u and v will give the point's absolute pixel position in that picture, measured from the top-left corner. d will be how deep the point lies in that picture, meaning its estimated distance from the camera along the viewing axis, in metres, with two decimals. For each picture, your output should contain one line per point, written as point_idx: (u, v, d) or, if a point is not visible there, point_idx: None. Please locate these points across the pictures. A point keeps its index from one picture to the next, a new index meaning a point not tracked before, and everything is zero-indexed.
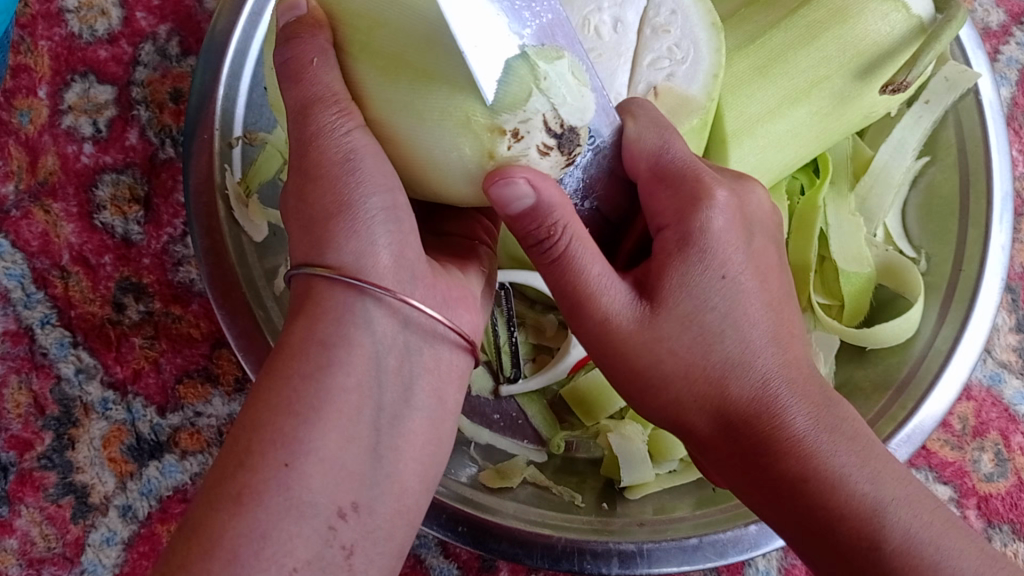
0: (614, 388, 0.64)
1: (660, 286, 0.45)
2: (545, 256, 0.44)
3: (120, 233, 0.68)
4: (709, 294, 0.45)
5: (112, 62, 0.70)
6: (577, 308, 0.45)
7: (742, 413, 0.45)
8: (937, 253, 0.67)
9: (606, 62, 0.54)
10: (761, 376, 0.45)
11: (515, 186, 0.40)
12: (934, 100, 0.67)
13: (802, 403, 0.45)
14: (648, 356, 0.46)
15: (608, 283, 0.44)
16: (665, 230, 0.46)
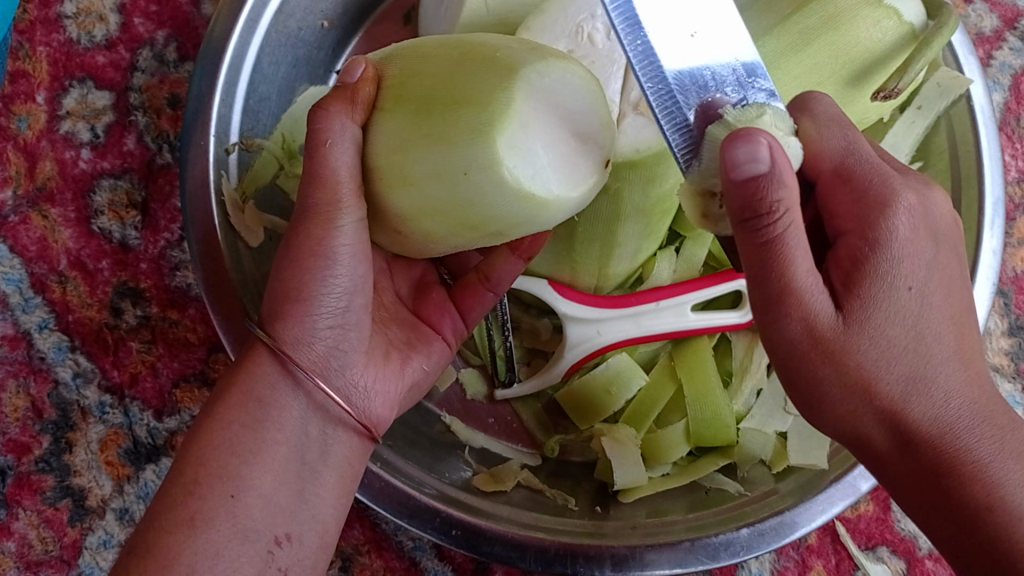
0: (608, 391, 0.65)
1: (850, 286, 0.42)
2: (747, 234, 0.39)
3: (118, 238, 0.68)
4: (900, 312, 0.42)
5: (110, 67, 0.70)
6: (771, 309, 0.41)
7: (927, 439, 0.44)
8: None
9: (599, 69, 0.54)
10: (947, 401, 0.43)
11: (754, 146, 0.37)
12: (926, 107, 0.67)
13: (981, 426, 0.44)
14: (832, 372, 0.43)
15: (818, 287, 0.40)
16: (847, 235, 0.43)
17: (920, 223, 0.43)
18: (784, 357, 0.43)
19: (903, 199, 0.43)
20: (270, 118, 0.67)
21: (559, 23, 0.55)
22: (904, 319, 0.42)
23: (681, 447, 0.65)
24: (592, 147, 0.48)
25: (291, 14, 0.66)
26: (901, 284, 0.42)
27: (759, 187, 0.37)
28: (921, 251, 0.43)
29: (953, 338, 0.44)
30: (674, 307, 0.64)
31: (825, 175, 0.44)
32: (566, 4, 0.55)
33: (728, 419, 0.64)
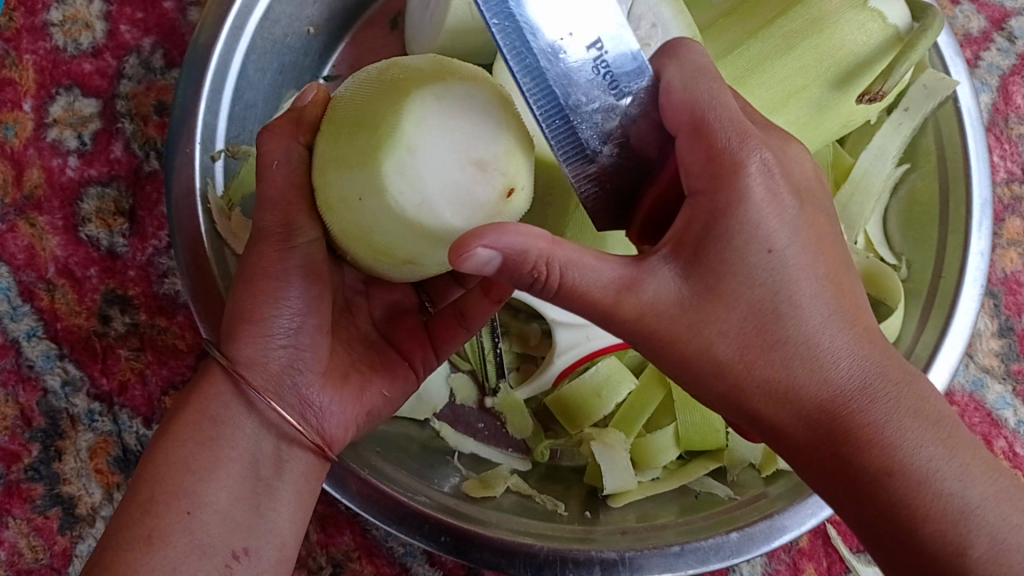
0: (598, 395, 0.65)
1: (702, 257, 0.40)
2: (557, 297, 0.40)
3: (106, 245, 0.68)
4: (755, 278, 0.41)
5: (97, 75, 0.70)
6: (609, 317, 0.41)
7: (816, 407, 0.42)
8: (918, 260, 0.68)
9: None
10: (832, 362, 0.42)
11: (472, 256, 0.38)
12: (913, 108, 0.67)
13: (872, 386, 0.42)
14: (698, 343, 0.41)
15: (630, 283, 0.40)
16: (699, 195, 0.41)
17: (777, 177, 0.41)
18: (648, 335, 0.41)
19: (756, 154, 0.41)
20: (257, 125, 0.67)
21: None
22: (761, 280, 0.41)
23: (670, 451, 0.65)
24: (495, 176, 0.45)
25: (277, 21, 0.66)
26: (750, 245, 0.40)
27: (511, 267, 0.39)
28: (763, 207, 0.40)
29: (830, 296, 0.42)
30: None
31: (682, 130, 0.41)
32: None
33: (716, 424, 0.64)
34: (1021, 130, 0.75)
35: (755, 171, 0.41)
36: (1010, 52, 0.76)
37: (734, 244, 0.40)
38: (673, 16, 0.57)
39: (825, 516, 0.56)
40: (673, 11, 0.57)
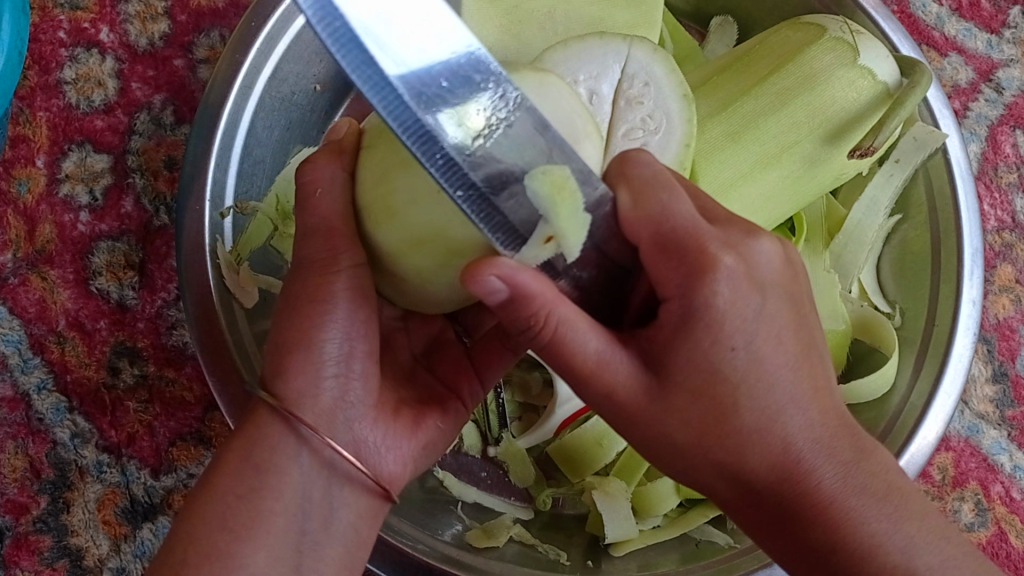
0: (599, 444, 0.65)
1: (665, 355, 0.41)
2: (533, 338, 0.40)
3: (116, 298, 0.69)
4: (715, 370, 0.40)
5: (108, 131, 0.72)
6: (580, 383, 0.41)
7: (767, 486, 0.42)
8: (911, 309, 0.70)
9: None
10: (786, 446, 0.41)
11: (486, 283, 0.38)
12: (904, 160, 0.69)
13: (825, 471, 0.42)
14: (657, 424, 0.41)
15: (606, 359, 0.40)
16: (669, 300, 0.41)
17: (743, 280, 0.40)
18: (627, 417, 0.42)
19: (723, 260, 0.40)
20: (265, 180, 0.69)
21: None
22: (726, 378, 0.40)
23: (671, 498, 0.64)
24: (538, 222, 0.41)
25: (285, 79, 0.68)
26: (728, 335, 0.40)
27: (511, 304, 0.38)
28: (743, 301, 0.40)
29: (790, 393, 0.41)
30: None
31: (644, 242, 0.41)
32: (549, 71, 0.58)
33: None
34: (1010, 179, 0.77)
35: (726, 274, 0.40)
36: (998, 102, 0.78)
37: (710, 337, 0.40)
38: (668, 76, 0.59)
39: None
40: (669, 70, 0.59)
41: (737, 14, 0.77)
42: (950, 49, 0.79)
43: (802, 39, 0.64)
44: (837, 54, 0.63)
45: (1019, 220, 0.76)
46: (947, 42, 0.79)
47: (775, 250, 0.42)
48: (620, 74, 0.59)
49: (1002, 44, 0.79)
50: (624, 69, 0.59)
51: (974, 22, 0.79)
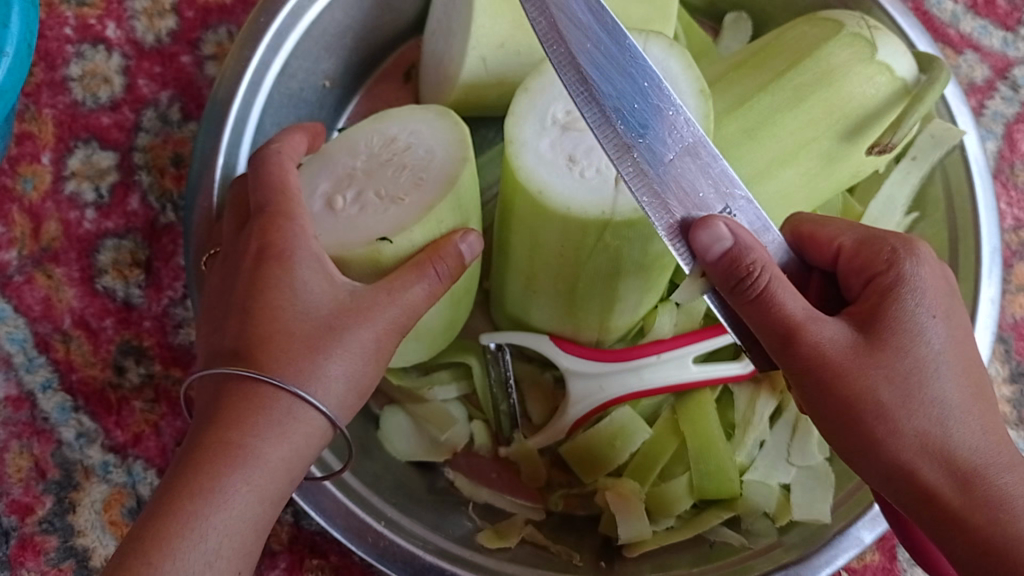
0: (612, 444, 0.64)
1: (878, 317, 0.46)
2: (743, 303, 0.46)
3: (122, 297, 0.68)
4: (924, 340, 0.46)
5: (115, 128, 0.71)
6: (791, 342, 0.45)
7: (956, 471, 0.45)
8: None
9: None
10: (964, 433, 0.46)
11: (713, 229, 0.45)
12: (921, 157, 0.68)
13: (1002, 468, 0.45)
14: (865, 381, 0.45)
15: (813, 314, 0.45)
16: (876, 276, 0.48)
17: (939, 276, 0.49)
18: (832, 378, 0.45)
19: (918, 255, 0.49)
20: None
21: (555, 85, 0.57)
22: (924, 349, 0.46)
23: (683, 500, 0.64)
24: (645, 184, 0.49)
25: (294, 75, 0.67)
26: (930, 313, 0.47)
27: (732, 258, 0.45)
28: (930, 287, 0.47)
29: (961, 381, 0.47)
30: (677, 357, 0.64)
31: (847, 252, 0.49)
32: None
33: (731, 472, 0.64)
34: None
35: (920, 271, 0.48)
36: (1014, 100, 0.77)
37: (913, 304, 0.47)
38: (684, 71, 0.57)
39: (836, 567, 0.57)
40: (685, 66, 0.58)
41: (751, 10, 0.76)
42: (966, 47, 0.78)
43: (819, 35, 0.63)
44: (857, 49, 0.62)
45: None
46: (962, 40, 0.78)
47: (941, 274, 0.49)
48: None
49: (1017, 41, 0.78)
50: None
51: (989, 20, 0.79)
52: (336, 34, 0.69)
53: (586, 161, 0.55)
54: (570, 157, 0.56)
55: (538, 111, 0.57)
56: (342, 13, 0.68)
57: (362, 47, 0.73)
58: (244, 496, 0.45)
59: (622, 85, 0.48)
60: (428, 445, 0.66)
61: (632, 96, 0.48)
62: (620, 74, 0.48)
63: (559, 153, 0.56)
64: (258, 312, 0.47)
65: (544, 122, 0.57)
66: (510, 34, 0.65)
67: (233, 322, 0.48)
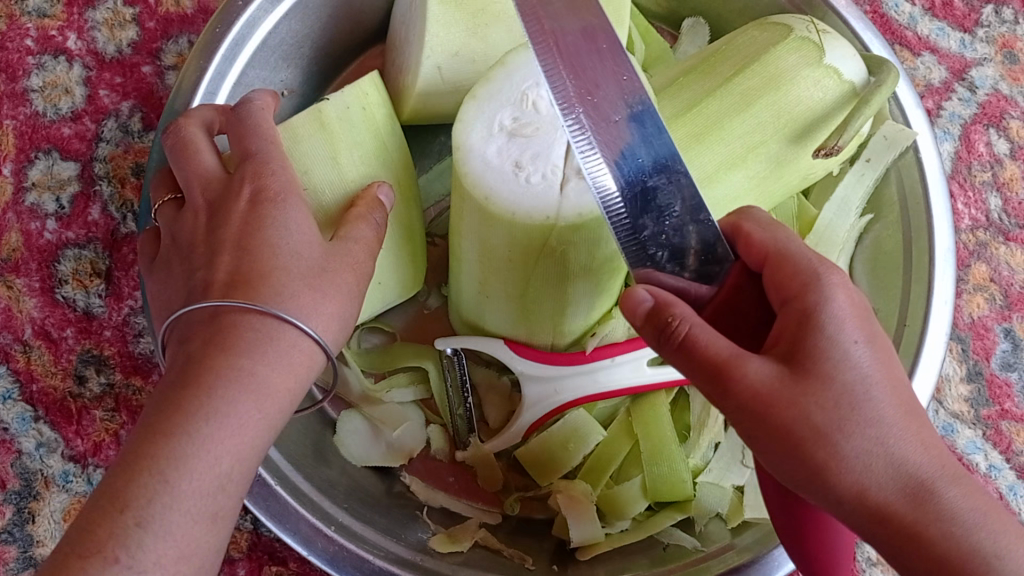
0: (566, 447, 0.66)
1: (801, 347, 0.43)
2: (673, 353, 0.44)
3: (82, 306, 0.69)
4: (853, 366, 0.43)
5: (76, 139, 0.72)
6: (720, 382, 0.43)
7: (898, 500, 0.42)
8: (883, 308, 0.69)
9: (545, 134, 0.55)
10: (902, 460, 0.43)
11: (636, 294, 0.46)
12: (874, 159, 0.68)
13: (948, 492, 0.43)
14: (798, 415, 0.42)
15: (740, 353, 0.43)
16: (789, 301, 0.45)
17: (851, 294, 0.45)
18: (772, 415, 0.43)
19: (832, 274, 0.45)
20: None
21: (504, 90, 0.57)
22: (853, 371, 0.43)
23: (638, 502, 0.66)
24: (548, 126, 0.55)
25: (251, 84, 0.68)
26: (854, 329, 0.44)
27: (655, 313, 0.45)
28: (843, 308, 0.44)
29: (893, 396, 0.44)
30: (632, 360, 0.65)
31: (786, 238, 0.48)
32: (512, 73, 0.57)
33: (683, 474, 0.65)
34: (983, 178, 0.77)
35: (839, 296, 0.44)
36: (971, 101, 0.78)
37: (834, 327, 0.44)
38: (630, 75, 0.57)
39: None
40: (631, 71, 0.57)
41: (708, 16, 0.76)
42: (923, 49, 0.78)
43: (769, 39, 0.64)
44: (804, 52, 0.63)
45: (992, 219, 0.76)
46: (920, 42, 0.78)
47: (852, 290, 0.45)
48: None
49: (975, 43, 0.79)
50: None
51: (947, 21, 0.79)
52: (293, 43, 0.70)
53: (532, 166, 0.55)
54: (518, 162, 0.56)
55: (484, 117, 0.57)
56: (299, 22, 0.69)
57: (321, 56, 0.73)
58: (245, 409, 0.44)
59: (604, 94, 0.50)
60: (385, 448, 0.66)
61: (641, 132, 0.50)
62: (611, 84, 0.50)
63: (505, 160, 0.56)
64: (248, 256, 0.48)
65: (491, 128, 0.56)
66: (462, 44, 0.66)
67: (213, 283, 0.48)
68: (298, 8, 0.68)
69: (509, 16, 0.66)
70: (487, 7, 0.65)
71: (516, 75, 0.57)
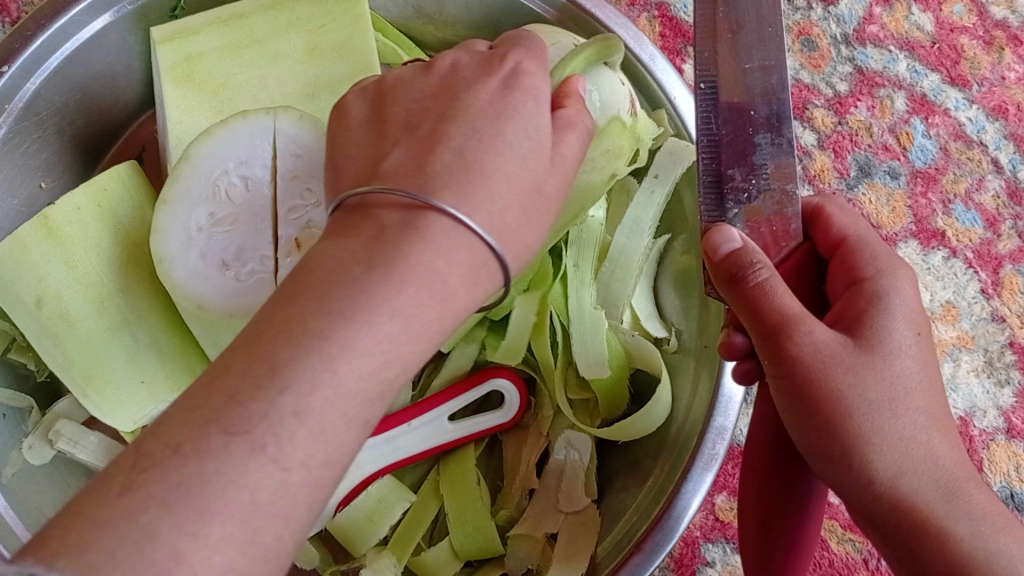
0: (371, 521, 0.65)
1: (860, 321, 0.49)
2: (740, 297, 0.49)
3: None
4: (898, 348, 0.49)
5: None
6: (779, 337, 0.47)
7: (959, 473, 0.48)
8: (688, 330, 0.68)
9: (243, 225, 0.60)
10: (926, 445, 0.48)
11: (726, 232, 0.50)
12: (661, 175, 0.67)
13: (949, 485, 0.47)
14: (849, 377, 0.47)
15: (806, 313, 0.47)
16: (863, 282, 0.51)
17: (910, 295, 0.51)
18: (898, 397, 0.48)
19: (900, 282, 0.51)
20: None
21: (194, 187, 0.59)
22: (890, 358, 0.48)
23: (451, 564, 0.66)
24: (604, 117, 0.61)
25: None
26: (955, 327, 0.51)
27: (736, 254, 0.48)
28: (903, 296, 0.51)
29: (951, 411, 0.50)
30: (426, 422, 0.65)
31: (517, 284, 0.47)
32: (196, 168, 0.59)
33: (490, 533, 0.65)
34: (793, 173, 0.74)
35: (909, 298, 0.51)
36: None
37: (903, 314, 0.50)
38: (315, 141, 0.60)
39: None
40: (318, 135, 0.60)
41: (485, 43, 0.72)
42: None
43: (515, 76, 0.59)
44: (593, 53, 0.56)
45: None
46: None
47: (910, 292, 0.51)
48: (270, 153, 0.60)
49: None
50: (271, 147, 0.60)
51: None
52: (42, 133, 0.67)
53: (238, 263, 0.59)
54: (223, 261, 0.59)
55: (181, 220, 0.59)
56: (43, 112, 0.66)
57: (80, 139, 0.70)
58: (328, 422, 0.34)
59: (745, 67, 0.51)
60: None
61: (755, 95, 0.51)
62: (755, 24, 0.51)
63: (209, 261, 0.59)
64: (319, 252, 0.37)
65: (189, 232, 0.59)
66: (213, 125, 0.61)
67: None
68: (38, 99, 0.64)
69: (252, 86, 0.62)
70: (226, 83, 0.61)
71: (202, 167, 0.59)
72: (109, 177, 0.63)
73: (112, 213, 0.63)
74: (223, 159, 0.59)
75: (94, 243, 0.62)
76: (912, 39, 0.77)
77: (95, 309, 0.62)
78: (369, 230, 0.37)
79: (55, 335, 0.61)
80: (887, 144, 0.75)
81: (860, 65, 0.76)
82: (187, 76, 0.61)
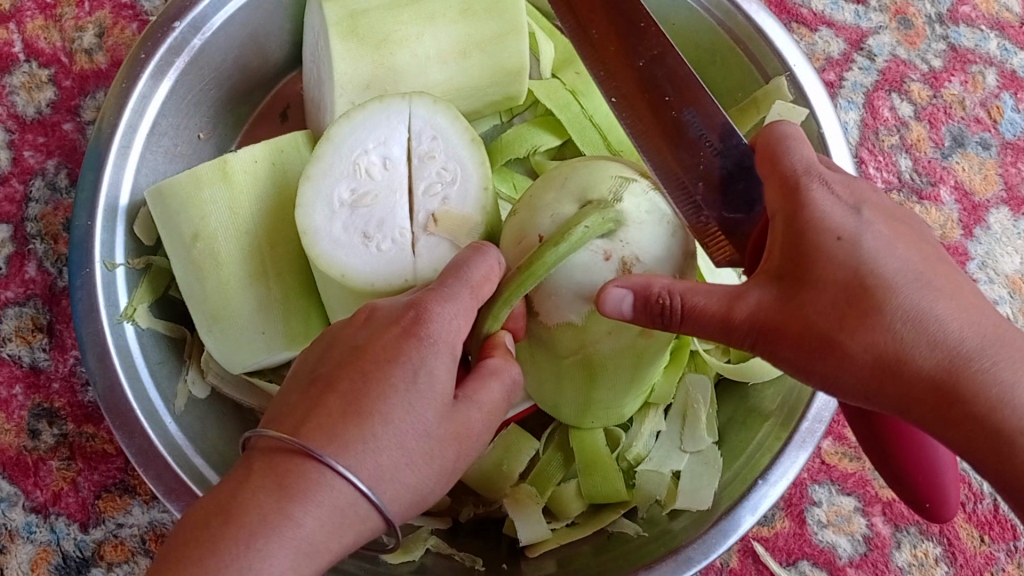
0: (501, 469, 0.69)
1: (794, 264, 0.46)
2: (676, 321, 0.48)
3: (28, 362, 0.71)
4: (851, 257, 0.45)
5: (6, 201, 0.74)
6: (729, 328, 0.46)
7: (975, 340, 0.42)
8: None
9: (383, 201, 0.58)
10: (933, 334, 0.43)
11: (610, 294, 0.48)
12: None
13: (979, 357, 0.42)
14: (805, 325, 0.45)
15: (732, 299, 0.46)
16: (776, 216, 0.48)
17: (838, 191, 0.47)
18: (868, 280, 0.44)
19: (813, 180, 0.47)
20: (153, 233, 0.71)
21: (336, 164, 0.58)
22: (843, 268, 0.45)
23: (577, 502, 0.69)
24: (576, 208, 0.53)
25: (164, 133, 0.69)
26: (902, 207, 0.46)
27: (635, 295, 0.48)
28: (818, 202, 0.46)
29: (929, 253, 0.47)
30: None
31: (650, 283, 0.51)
32: (338, 145, 0.58)
33: (617, 484, 0.68)
34: (891, 142, 0.79)
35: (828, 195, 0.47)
36: (871, 69, 0.80)
37: (829, 222, 0.46)
38: (453, 124, 0.59)
39: (761, 513, 0.61)
40: (452, 119, 0.59)
41: None
42: (820, 23, 0.81)
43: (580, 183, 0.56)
44: (597, 225, 0.50)
45: (905, 179, 0.78)
46: (816, 18, 0.81)
47: (828, 191, 0.47)
48: (407, 133, 0.59)
49: (869, 13, 0.81)
50: (409, 129, 0.59)
51: None
52: (202, 87, 0.71)
53: (380, 235, 0.58)
54: (365, 234, 0.58)
55: (323, 197, 0.58)
56: (206, 68, 0.70)
57: (232, 95, 0.75)
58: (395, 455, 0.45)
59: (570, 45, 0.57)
60: None
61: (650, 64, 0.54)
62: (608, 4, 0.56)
63: (353, 233, 0.58)
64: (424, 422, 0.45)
65: (332, 206, 0.58)
66: (373, 75, 0.65)
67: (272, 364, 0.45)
68: (202, 54, 0.69)
69: (410, 41, 0.66)
70: (387, 37, 0.65)
71: (342, 146, 0.58)
72: (287, 141, 0.65)
73: (282, 169, 0.65)
74: (363, 139, 0.59)
75: (258, 193, 0.63)
76: (1002, 19, 0.82)
77: (251, 256, 0.64)
78: (378, 370, 0.46)
79: (200, 270, 0.63)
80: (979, 117, 0.80)
81: (953, 42, 0.81)
82: (352, 30, 0.64)
